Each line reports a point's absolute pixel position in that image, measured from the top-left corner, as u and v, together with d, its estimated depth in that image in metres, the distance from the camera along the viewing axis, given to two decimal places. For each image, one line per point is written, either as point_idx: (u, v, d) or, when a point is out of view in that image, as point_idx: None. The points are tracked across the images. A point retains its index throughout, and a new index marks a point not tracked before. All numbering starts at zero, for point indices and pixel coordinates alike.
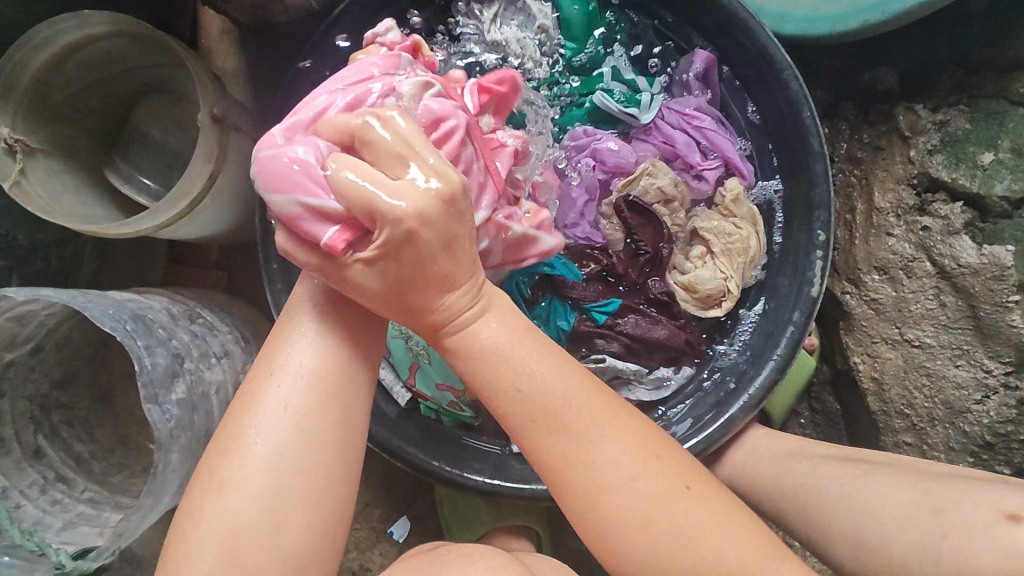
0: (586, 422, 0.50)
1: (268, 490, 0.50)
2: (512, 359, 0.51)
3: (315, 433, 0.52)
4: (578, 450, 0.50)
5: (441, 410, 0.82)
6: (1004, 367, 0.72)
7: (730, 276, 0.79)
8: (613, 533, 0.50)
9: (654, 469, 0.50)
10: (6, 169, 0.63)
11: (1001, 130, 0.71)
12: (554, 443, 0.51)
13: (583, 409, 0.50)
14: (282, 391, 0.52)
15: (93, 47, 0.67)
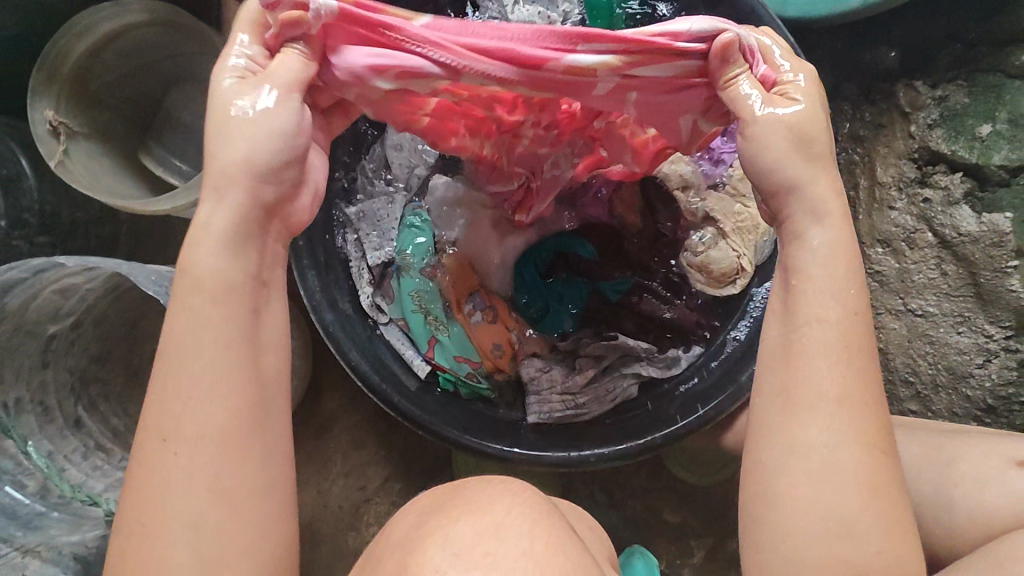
0: (819, 384, 0.45)
1: (220, 390, 0.44)
2: (795, 354, 0.47)
3: (242, 404, 0.44)
4: (790, 404, 0.46)
5: (459, 381, 0.84)
6: (1004, 331, 0.74)
7: (742, 253, 0.81)
8: (791, 500, 0.45)
9: (861, 483, 0.45)
10: (50, 149, 0.67)
11: (999, 102, 0.74)
12: (778, 393, 0.46)
13: (821, 373, 0.45)
14: (196, 365, 0.44)
15: (130, 35, 0.70)
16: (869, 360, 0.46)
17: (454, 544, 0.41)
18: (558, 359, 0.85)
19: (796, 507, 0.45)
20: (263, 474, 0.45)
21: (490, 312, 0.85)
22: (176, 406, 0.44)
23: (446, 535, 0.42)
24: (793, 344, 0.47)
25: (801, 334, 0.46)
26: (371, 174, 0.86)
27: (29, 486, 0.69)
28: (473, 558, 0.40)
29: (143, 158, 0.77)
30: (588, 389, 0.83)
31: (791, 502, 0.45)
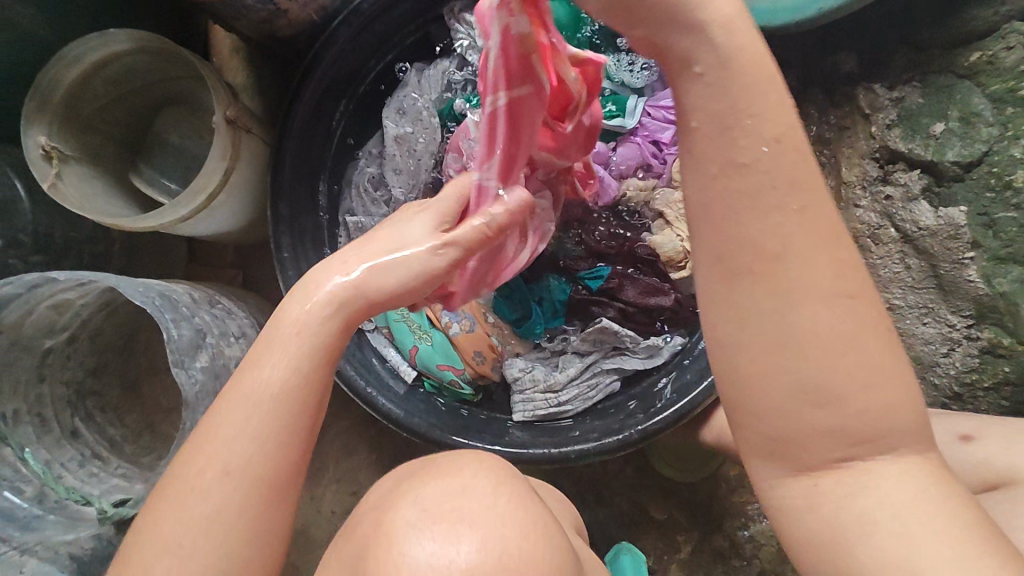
0: (795, 254, 0.40)
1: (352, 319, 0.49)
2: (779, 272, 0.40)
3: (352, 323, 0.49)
4: (757, 273, 0.41)
5: (442, 386, 0.88)
6: (965, 319, 0.76)
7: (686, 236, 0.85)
8: (759, 372, 0.42)
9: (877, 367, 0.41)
10: (43, 172, 0.70)
11: (950, 101, 0.76)
12: (723, 282, 0.42)
13: (800, 241, 0.40)
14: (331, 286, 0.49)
15: (118, 64, 0.74)
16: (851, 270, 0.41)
17: (425, 498, 0.40)
18: (540, 358, 0.90)
19: (765, 374, 0.42)
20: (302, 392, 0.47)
21: (467, 320, 0.88)
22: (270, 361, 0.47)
23: (416, 492, 0.41)
24: (757, 238, 0.40)
25: (748, 218, 0.40)
26: (360, 189, 0.90)
27: (26, 492, 0.69)
28: (441, 513, 0.39)
29: (134, 178, 0.81)
30: (570, 386, 0.87)
31: (761, 382, 0.42)
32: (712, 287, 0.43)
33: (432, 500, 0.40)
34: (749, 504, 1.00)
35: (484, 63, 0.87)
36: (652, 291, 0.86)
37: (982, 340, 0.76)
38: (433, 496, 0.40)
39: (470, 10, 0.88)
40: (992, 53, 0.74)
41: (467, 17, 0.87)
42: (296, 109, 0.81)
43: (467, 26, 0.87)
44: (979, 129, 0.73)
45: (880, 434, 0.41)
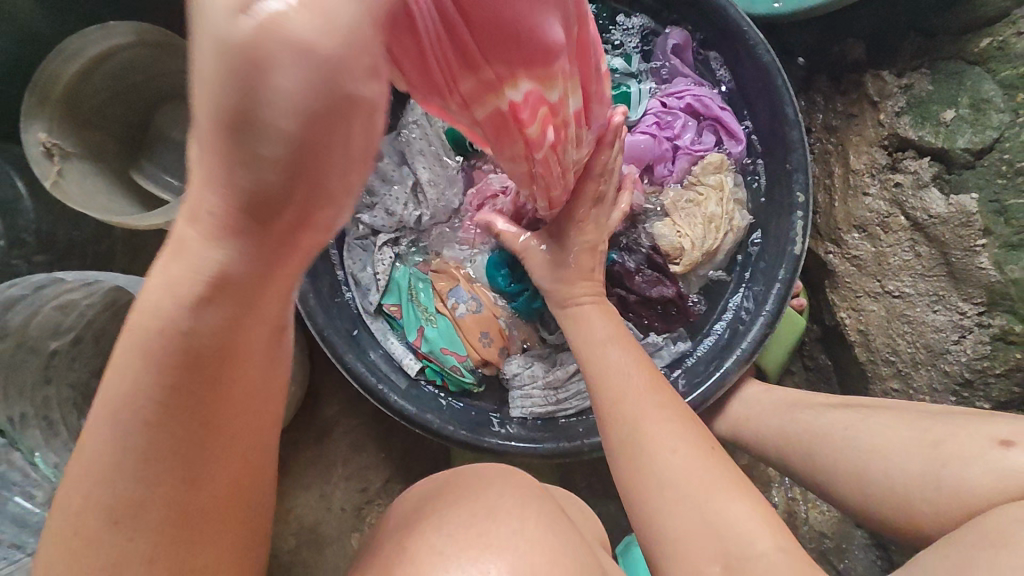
0: (675, 449, 0.56)
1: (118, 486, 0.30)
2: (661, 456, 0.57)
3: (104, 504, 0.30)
4: (640, 443, 0.58)
5: (444, 372, 0.85)
6: (976, 307, 0.77)
7: (684, 234, 0.84)
8: (648, 439, 0.58)
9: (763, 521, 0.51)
10: (45, 169, 0.68)
11: (961, 88, 0.76)
12: (620, 443, 0.59)
13: (654, 416, 0.59)
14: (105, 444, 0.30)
15: (116, 57, 0.72)
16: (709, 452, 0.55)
17: (450, 526, 0.42)
18: (541, 355, 0.88)
19: (676, 526, 0.53)
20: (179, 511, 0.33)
21: (474, 302, 0.87)
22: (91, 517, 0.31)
23: (439, 520, 0.43)
24: (629, 465, 0.58)
25: (630, 415, 0.60)
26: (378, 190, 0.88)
27: (38, 495, 0.66)
28: (467, 539, 0.41)
29: (135, 175, 0.79)
30: (569, 383, 0.86)
31: (678, 546, 0.52)
32: (627, 481, 0.57)
33: (457, 528, 0.42)
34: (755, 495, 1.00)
35: None
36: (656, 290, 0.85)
37: (993, 328, 0.76)
38: (458, 524, 0.42)
39: None
40: (1003, 39, 0.74)
41: None
42: None
43: None
44: (989, 115, 0.74)
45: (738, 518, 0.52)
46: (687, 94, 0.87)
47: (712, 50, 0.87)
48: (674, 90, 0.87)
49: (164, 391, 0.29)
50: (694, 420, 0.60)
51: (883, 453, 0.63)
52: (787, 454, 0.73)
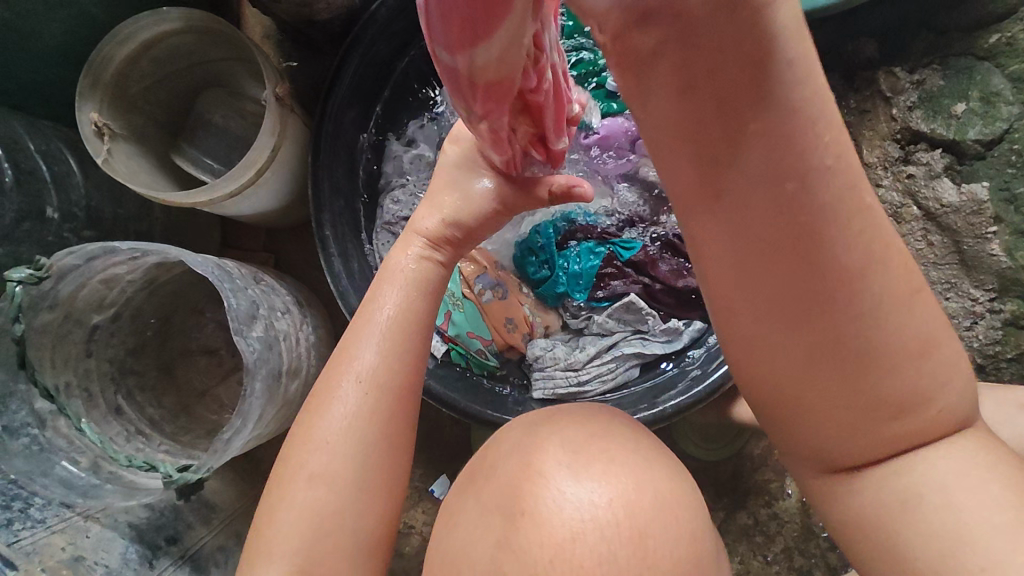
0: (889, 339, 0.36)
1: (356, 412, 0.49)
2: (860, 304, 0.35)
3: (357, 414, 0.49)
4: (814, 304, 0.35)
5: (470, 357, 0.89)
6: (988, 293, 0.80)
7: None
8: (856, 276, 0.34)
9: (957, 385, 0.38)
10: (96, 147, 0.71)
11: (971, 83, 0.80)
12: (800, 282, 0.34)
13: (882, 256, 0.35)
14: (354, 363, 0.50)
15: (166, 43, 0.76)
16: (918, 294, 0.37)
17: (565, 440, 0.39)
18: (562, 339, 0.92)
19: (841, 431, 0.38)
20: (381, 435, 0.49)
21: (500, 288, 0.89)
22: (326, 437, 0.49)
23: (558, 438, 0.39)
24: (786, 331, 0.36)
25: (830, 269, 0.34)
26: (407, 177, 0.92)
27: (82, 461, 0.66)
28: (588, 454, 0.37)
29: (176, 158, 0.82)
30: (589, 366, 0.88)
31: (826, 417, 0.38)
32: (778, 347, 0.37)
33: (577, 443, 0.38)
34: (771, 483, 1.00)
35: None
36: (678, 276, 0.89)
37: (1004, 313, 0.79)
38: (576, 438, 0.38)
39: None
40: (1010, 35, 0.79)
41: None
42: (336, 89, 0.83)
43: None
44: (999, 108, 0.78)
45: (940, 411, 0.37)
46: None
47: None
48: None
49: (371, 348, 0.51)
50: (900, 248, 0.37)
51: None
52: None
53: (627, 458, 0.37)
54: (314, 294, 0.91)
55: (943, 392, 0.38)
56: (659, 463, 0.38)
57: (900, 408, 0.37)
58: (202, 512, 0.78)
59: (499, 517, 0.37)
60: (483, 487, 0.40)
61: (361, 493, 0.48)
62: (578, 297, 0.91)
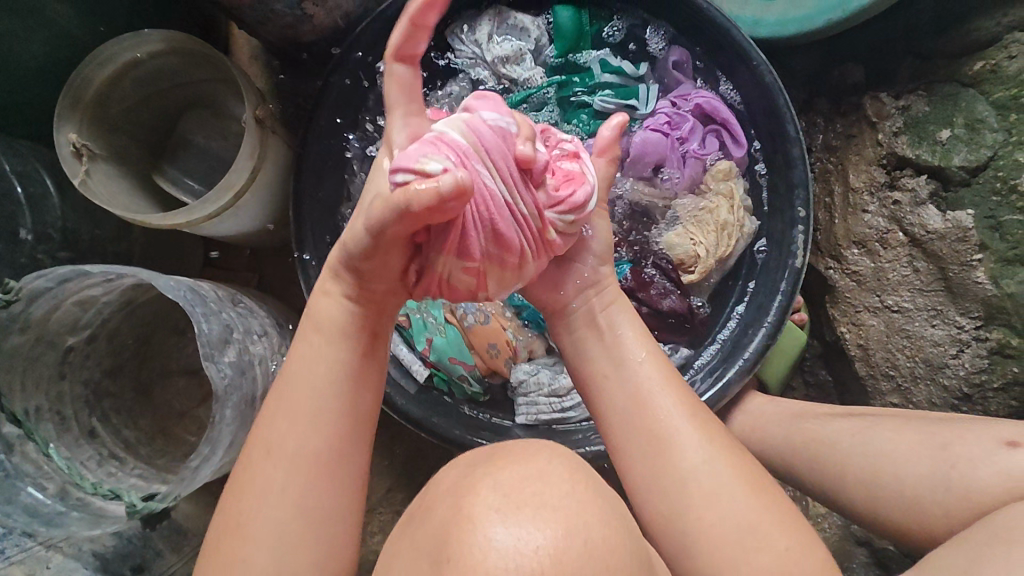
0: (705, 475, 0.55)
1: (298, 451, 0.53)
2: (676, 444, 0.57)
3: (300, 447, 0.53)
4: (620, 393, 0.62)
5: (451, 381, 0.88)
6: (974, 321, 0.79)
7: (699, 241, 0.86)
8: (681, 437, 0.57)
9: (785, 527, 0.52)
10: (73, 168, 0.71)
11: (956, 109, 0.78)
12: (643, 433, 0.59)
13: (692, 445, 0.57)
14: (296, 406, 0.55)
15: (148, 65, 0.75)
16: (730, 455, 0.57)
17: (504, 484, 0.37)
18: (547, 363, 0.89)
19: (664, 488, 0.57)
20: (329, 471, 0.54)
21: (483, 313, 0.87)
22: (269, 478, 0.53)
23: (493, 480, 0.38)
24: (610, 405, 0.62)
25: (648, 394, 0.60)
26: None
27: (49, 488, 0.66)
28: (521, 499, 0.36)
29: (157, 178, 0.82)
30: (573, 392, 0.86)
31: (709, 548, 0.52)
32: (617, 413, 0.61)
33: (511, 488, 0.37)
34: None
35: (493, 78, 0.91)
36: (662, 299, 0.87)
37: (990, 341, 0.78)
38: (512, 481, 0.37)
39: (469, 27, 0.91)
40: (995, 62, 0.76)
41: (469, 35, 0.91)
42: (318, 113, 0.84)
43: (470, 43, 0.91)
44: (983, 135, 0.76)
45: (783, 551, 0.51)
46: (696, 96, 0.90)
47: (717, 68, 0.90)
48: (681, 93, 0.91)
49: (313, 384, 0.55)
50: (718, 426, 0.60)
51: (891, 460, 0.66)
52: (795, 462, 0.76)
53: (561, 500, 0.36)
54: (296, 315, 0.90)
55: (774, 538, 0.51)
56: (602, 507, 0.38)
57: (735, 545, 0.52)
58: (173, 539, 0.77)
59: (427, 563, 0.36)
60: (417, 532, 0.39)
61: (305, 544, 0.52)
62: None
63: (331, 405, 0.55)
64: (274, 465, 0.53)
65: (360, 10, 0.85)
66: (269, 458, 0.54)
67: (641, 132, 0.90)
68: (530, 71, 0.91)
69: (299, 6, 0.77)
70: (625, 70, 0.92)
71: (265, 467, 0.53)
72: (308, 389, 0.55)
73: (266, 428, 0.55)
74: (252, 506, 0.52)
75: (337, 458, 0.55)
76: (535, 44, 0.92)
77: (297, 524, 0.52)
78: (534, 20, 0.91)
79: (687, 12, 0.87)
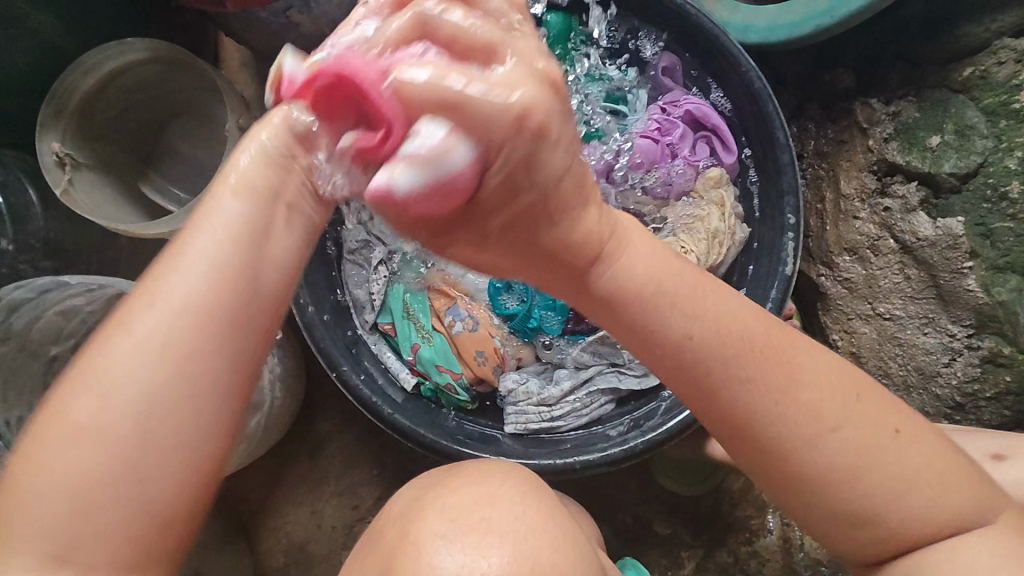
0: (844, 447, 0.45)
1: (146, 384, 0.38)
2: (819, 439, 0.45)
3: (147, 375, 0.38)
4: (665, 312, 0.45)
5: (438, 390, 0.87)
6: (966, 330, 0.78)
7: (690, 249, 0.85)
8: (814, 415, 0.45)
9: (934, 446, 0.47)
10: (56, 178, 0.71)
11: (946, 115, 0.78)
12: (733, 420, 0.45)
13: (827, 398, 0.45)
14: (151, 322, 0.38)
15: (132, 73, 0.75)
16: (862, 391, 0.46)
17: (451, 510, 0.44)
18: (536, 371, 0.90)
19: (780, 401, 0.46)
20: (186, 418, 0.38)
21: (471, 320, 0.87)
22: (89, 408, 0.38)
23: (442, 504, 0.45)
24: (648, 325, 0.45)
25: (755, 373, 0.45)
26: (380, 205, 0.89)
27: None
28: (470, 524, 0.43)
29: (143, 187, 0.82)
30: (562, 401, 0.86)
31: (881, 507, 0.45)
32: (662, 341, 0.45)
33: (457, 513, 0.44)
34: (753, 519, 0.98)
35: None
36: None
37: (982, 350, 0.77)
38: (457, 508, 0.44)
39: None
40: (984, 68, 0.76)
41: None
42: None
43: None
44: (973, 141, 0.75)
45: (958, 499, 0.46)
46: (686, 103, 0.90)
47: (707, 74, 0.88)
48: (671, 100, 0.90)
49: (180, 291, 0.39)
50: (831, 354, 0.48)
51: None
52: None
53: (506, 526, 0.43)
54: (284, 323, 0.90)
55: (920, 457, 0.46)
56: (548, 526, 0.44)
57: (906, 485, 0.45)
58: None
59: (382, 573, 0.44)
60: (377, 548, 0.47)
61: (120, 494, 0.37)
62: (551, 331, 0.89)
63: (175, 340, 0.38)
64: (82, 416, 0.37)
65: None
66: (74, 409, 0.38)
67: (629, 139, 0.90)
68: None
69: (283, 14, 0.77)
70: (611, 77, 0.93)
71: (90, 393, 0.38)
72: (147, 306, 0.39)
73: (89, 360, 0.39)
74: (47, 476, 0.37)
75: (198, 398, 0.39)
76: None
77: (123, 473, 0.38)
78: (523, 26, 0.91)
79: (674, 18, 0.86)
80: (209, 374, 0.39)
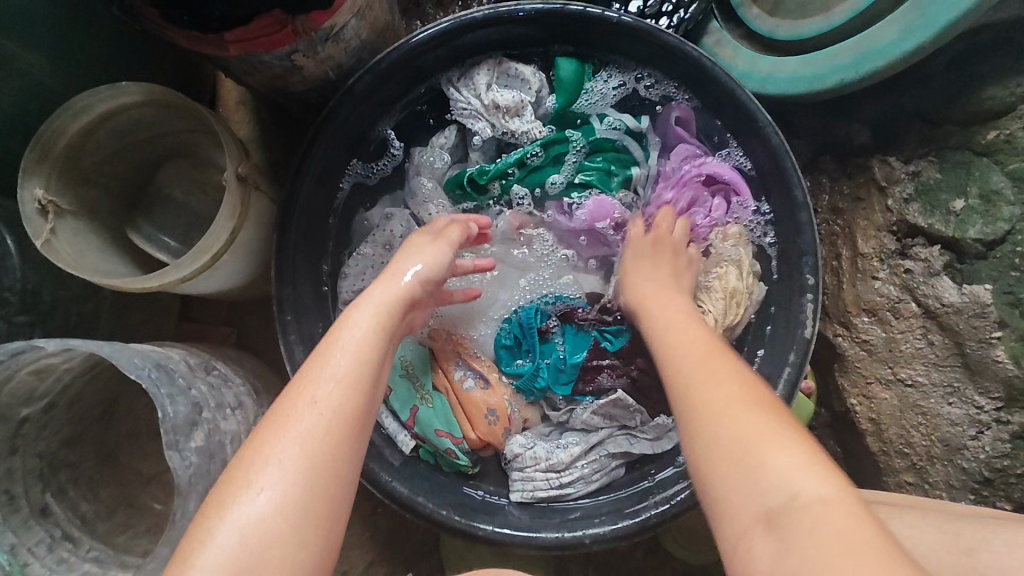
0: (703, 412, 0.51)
1: (289, 479, 0.45)
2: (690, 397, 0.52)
3: (293, 482, 0.45)
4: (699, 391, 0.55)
5: (439, 456, 0.82)
6: (994, 402, 0.75)
7: (709, 308, 0.81)
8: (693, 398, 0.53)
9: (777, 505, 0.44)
10: (37, 228, 0.65)
11: (969, 178, 0.76)
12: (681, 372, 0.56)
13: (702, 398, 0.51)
14: (288, 447, 0.46)
15: (125, 115, 0.71)
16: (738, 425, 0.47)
17: None
18: (542, 434, 0.84)
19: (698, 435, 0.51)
20: (308, 519, 0.45)
21: (481, 377, 0.83)
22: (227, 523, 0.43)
23: None
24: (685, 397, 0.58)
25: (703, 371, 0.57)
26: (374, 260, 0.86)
27: None
28: None
29: (131, 234, 0.77)
30: (572, 467, 0.81)
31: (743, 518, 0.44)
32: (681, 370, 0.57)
33: None
34: None
35: (491, 129, 0.87)
36: None
37: (1013, 425, 0.74)
38: None
39: (467, 75, 0.87)
40: (1009, 132, 0.74)
41: (466, 85, 0.86)
42: (306, 166, 0.79)
43: (467, 93, 0.86)
44: (1000, 208, 0.73)
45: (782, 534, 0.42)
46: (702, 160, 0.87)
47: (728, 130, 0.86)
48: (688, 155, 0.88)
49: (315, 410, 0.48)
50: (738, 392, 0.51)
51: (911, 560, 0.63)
52: None
53: None
54: (276, 377, 0.84)
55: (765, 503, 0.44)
56: None
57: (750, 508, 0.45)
58: None
59: None
60: None
61: None
62: (560, 391, 0.84)
63: (336, 421, 0.48)
64: (251, 504, 0.44)
65: (352, 60, 0.81)
66: (222, 523, 0.43)
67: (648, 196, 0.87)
68: (530, 123, 0.87)
69: (288, 58, 0.73)
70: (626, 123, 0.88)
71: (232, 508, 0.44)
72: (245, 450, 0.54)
73: (208, 509, 0.44)
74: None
75: (334, 490, 0.46)
76: (536, 96, 0.88)
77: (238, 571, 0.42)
78: (534, 72, 0.87)
79: (693, 70, 0.83)
80: (342, 472, 0.47)
